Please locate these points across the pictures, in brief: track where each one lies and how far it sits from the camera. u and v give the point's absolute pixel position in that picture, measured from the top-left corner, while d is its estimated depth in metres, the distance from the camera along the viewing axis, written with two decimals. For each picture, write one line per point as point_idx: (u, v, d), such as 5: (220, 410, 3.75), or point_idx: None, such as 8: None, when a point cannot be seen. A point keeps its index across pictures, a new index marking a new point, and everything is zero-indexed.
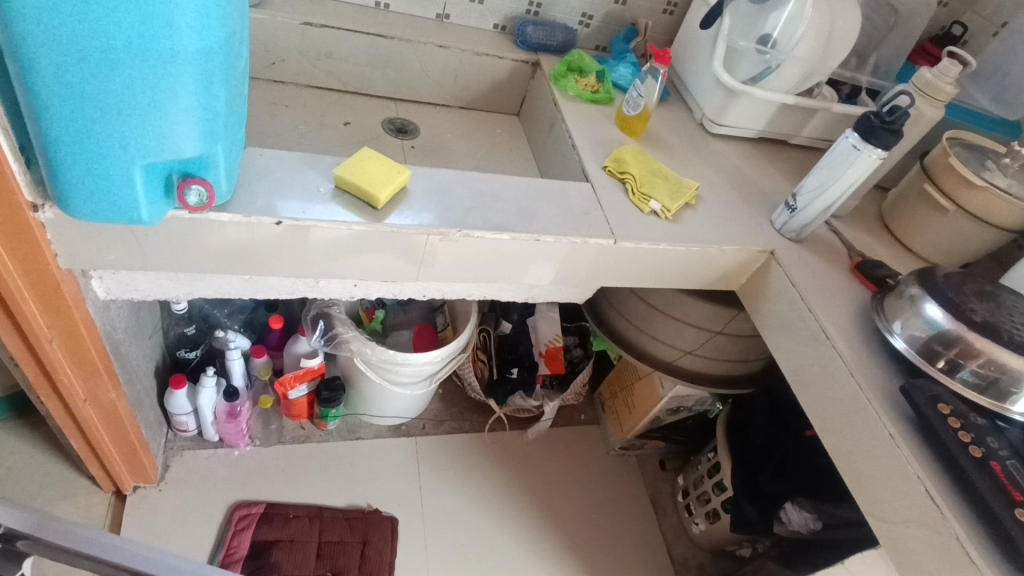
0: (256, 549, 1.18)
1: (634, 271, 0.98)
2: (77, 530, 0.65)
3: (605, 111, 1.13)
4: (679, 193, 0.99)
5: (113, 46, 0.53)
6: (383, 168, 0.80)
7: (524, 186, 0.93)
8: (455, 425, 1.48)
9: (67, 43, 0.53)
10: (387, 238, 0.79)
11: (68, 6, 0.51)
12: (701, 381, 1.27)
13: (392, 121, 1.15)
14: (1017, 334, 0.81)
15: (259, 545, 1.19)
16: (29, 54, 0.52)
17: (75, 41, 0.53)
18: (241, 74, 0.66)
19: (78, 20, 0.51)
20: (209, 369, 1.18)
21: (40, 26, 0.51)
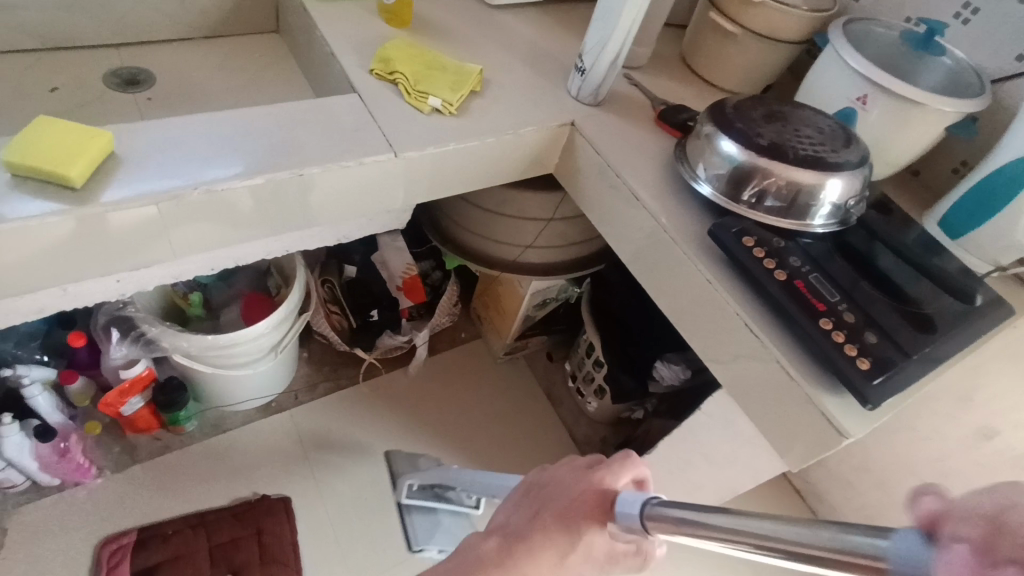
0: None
1: (435, 180, 0.89)
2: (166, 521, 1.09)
3: (364, 5, 0.99)
4: (459, 82, 0.89)
5: None
6: (70, 137, 0.65)
7: (275, 114, 0.79)
8: (330, 384, 1.40)
9: None
10: (103, 221, 0.65)
11: None
12: (552, 270, 1.25)
13: (116, 73, 0.96)
14: (804, 148, 0.80)
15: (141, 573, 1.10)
16: None
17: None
18: None
19: None
20: (6, 416, 1.01)
21: None
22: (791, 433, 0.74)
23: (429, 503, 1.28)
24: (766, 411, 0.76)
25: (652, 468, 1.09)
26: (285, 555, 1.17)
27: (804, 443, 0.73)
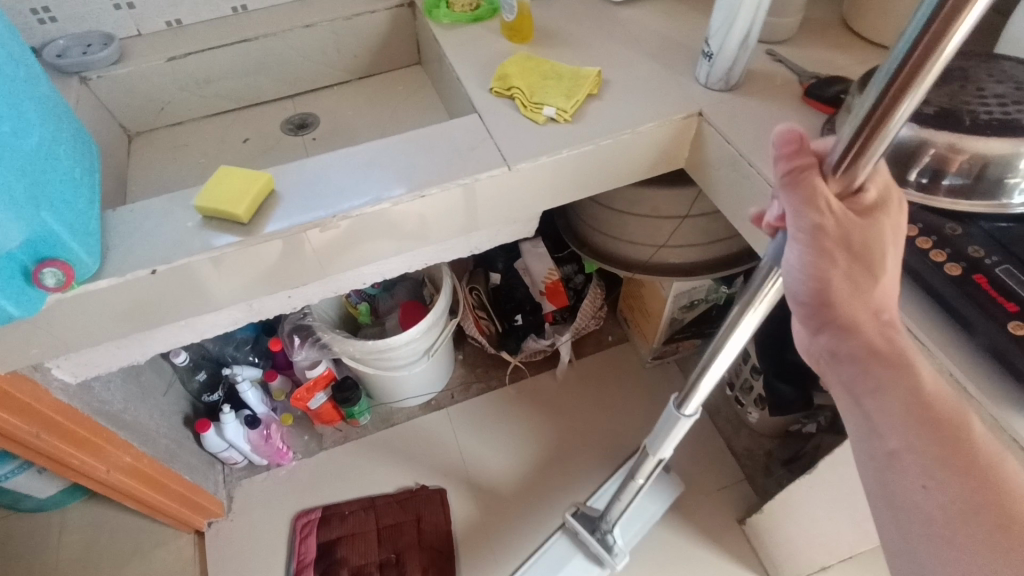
0: (324, 549, 1.27)
1: (553, 188, 0.89)
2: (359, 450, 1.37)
3: (490, 26, 1.03)
4: (575, 88, 0.89)
5: None
6: (239, 181, 0.78)
7: (402, 143, 0.86)
8: (482, 385, 1.48)
9: None
10: (264, 248, 0.77)
11: None
12: (695, 270, 1.17)
13: (290, 120, 1.12)
14: (986, 112, 0.64)
15: (325, 544, 1.28)
16: None
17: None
18: (23, 146, 0.64)
19: None
20: (225, 406, 1.24)
21: None
22: None
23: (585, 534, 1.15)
24: None
25: (815, 490, 0.96)
26: (440, 542, 1.27)
27: None
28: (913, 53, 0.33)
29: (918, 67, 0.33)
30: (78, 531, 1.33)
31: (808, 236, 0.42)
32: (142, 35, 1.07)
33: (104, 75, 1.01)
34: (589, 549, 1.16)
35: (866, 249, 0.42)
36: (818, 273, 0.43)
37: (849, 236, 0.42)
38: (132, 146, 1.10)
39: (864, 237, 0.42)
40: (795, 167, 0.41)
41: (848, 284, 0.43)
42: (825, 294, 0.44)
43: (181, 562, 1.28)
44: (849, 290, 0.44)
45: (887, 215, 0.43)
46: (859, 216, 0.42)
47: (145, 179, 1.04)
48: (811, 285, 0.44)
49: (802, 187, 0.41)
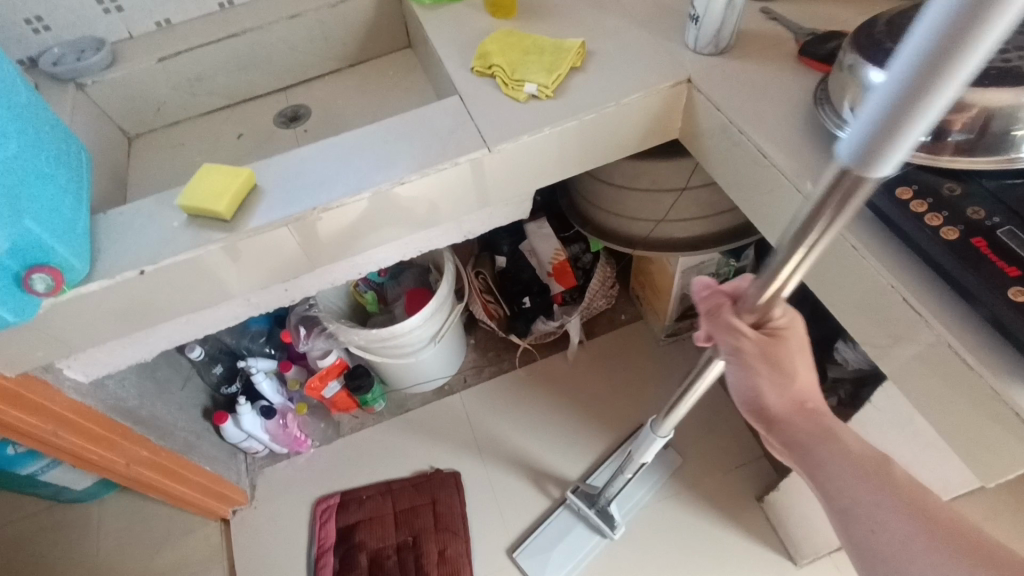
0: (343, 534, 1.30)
1: (539, 167, 0.87)
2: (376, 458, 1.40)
3: (473, 4, 1.00)
4: (556, 62, 0.85)
5: None
6: (221, 177, 0.78)
7: (382, 130, 0.85)
8: (494, 369, 1.48)
9: None
10: (248, 244, 0.78)
11: None
12: (702, 244, 1.13)
13: (282, 112, 1.12)
14: (986, 59, 0.59)
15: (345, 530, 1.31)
16: None
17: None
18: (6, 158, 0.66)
19: None
20: (241, 398, 1.28)
21: None
22: (978, 441, 0.57)
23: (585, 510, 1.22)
24: (937, 409, 0.60)
25: None
26: (456, 526, 1.28)
27: (994, 451, 0.56)
28: (873, 155, 0.27)
29: (878, 164, 0.28)
30: (115, 519, 1.39)
31: (732, 358, 0.51)
32: (134, 38, 1.08)
33: (99, 80, 1.03)
34: (590, 520, 1.24)
35: (781, 364, 0.50)
36: (747, 380, 0.52)
37: (765, 355, 0.49)
38: (133, 149, 1.12)
39: (778, 356, 0.49)
40: (711, 316, 0.51)
41: (776, 391, 0.52)
42: (764, 408, 0.53)
43: (210, 548, 1.33)
44: (783, 400, 0.52)
45: (797, 334, 0.49)
46: (770, 340, 0.49)
47: (145, 181, 1.06)
48: (747, 400, 0.54)
49: (719, 333, 0.50)
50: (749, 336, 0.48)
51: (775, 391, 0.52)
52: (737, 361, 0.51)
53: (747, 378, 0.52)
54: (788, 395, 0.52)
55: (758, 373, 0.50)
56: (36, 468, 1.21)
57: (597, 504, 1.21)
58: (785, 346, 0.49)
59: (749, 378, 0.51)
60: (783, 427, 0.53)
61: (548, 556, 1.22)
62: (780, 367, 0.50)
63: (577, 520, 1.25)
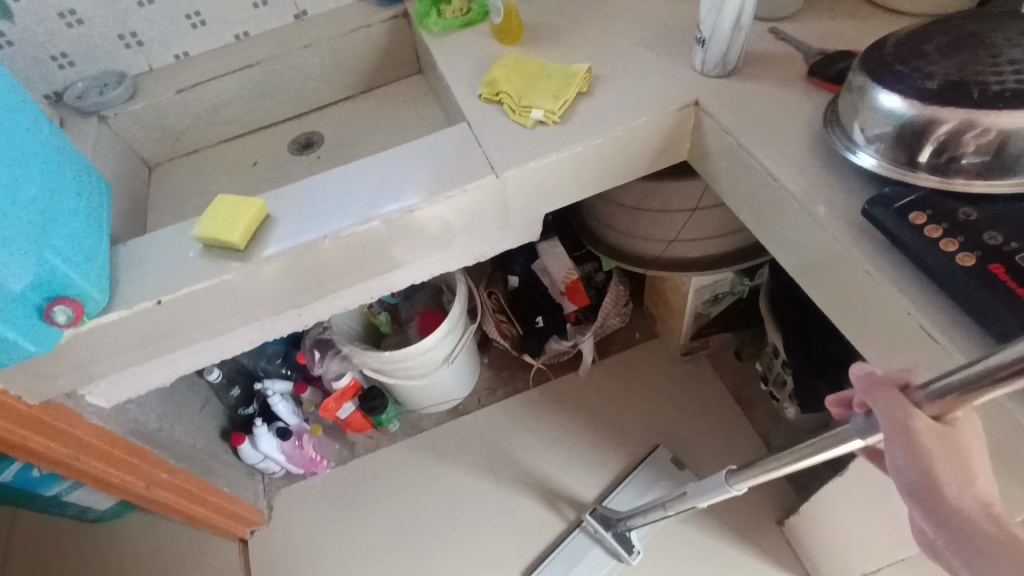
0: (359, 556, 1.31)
1: (548, 192, 0.87)
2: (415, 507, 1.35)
3: (481, 30, 1.02)
4: (563, 87, 0.86)
5: None
6: (235, 208, 0.80)
7: (393, 158, 0.86)
8: (509, 388, 1.48)
9: None
10: (261, 273, 0.79)
11: None
12: (715, 263, 1.12)
13: (297, 139, 1.15)
14: (997, 82, 0.59)
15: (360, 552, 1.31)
16: None
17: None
18: (28, 194, 0.69)
19: None
20: (258, 420, 1.29)
21: None
22: None
23: (602, 533, 1.21)
24: None
25: (848, 491, 0.91)
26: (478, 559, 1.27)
27: None
28: None
29: None
30: (136, 539, 1.42)
31: (894, 437, 0.44)
32: (154, 70, 1.12)
33: (120, 111, 1.07)
34: (607, 543, 1.22)
35: (960, 462, 0.42)
36: (918, 466, 0.42)
37: (939, 441, 0.43)
38: (153, 176, 1.16)
39: (953, 450, 0.42)
40: (874, 392, 0.47)
41: (953, 482, 0.41)
42: (925, 495, 0.41)
43: (228, 568, 1.34)
44: (962, 493, 0.41)
45: (974, 434, 0.44)
46: (946, 431, 0.43)
47: (163, 208, 1.09)
48: (907, 484, 0.43)
49: (886, 407, 0.45)
50: (923, 419, 0.43)
51: (949, 479, 0.41)
52: (901, 436, 0.43)
53: (913, 456, 0.42)
54: (967, 490, 0.41)
55: (930, 453, 0.42)
56: (60, 489, 1.23)
57: (613, 526, 1.20)
58: (963, 449, 0.43)
59: (915, 453, 0.42)
60: (945, 511, 0.40)
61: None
62: (958, 463, 0.42)
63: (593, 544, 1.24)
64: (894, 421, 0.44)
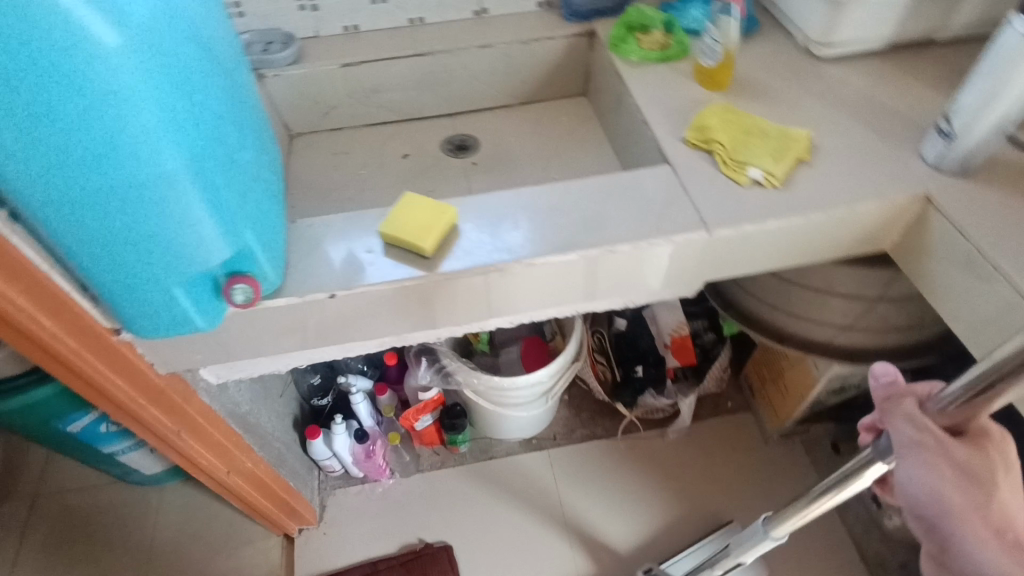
0: None
1: (745, 259, 0.81)
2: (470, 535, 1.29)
3: (679, 68, 0.96)
4: (784, 150, 0.80)
5: (108, 190, 0.50)
6: (426, 212, 0.74)
7: (591, 190, 0.80)
8: (587, 432, 1.41)
9: (72, 197, 0.50)
10: (442, 286, 0.73)
11: (61, 168, 0.48)
12: (862, 357, 1.06)
13: (450, 139, 1.09)
14: None
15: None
16: (47, 220, 0.51)
17: (54, 174, 0.48)
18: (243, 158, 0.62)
19: (67, 175, 0.48)
20: (338, 417, 1.23)
21: (43, 193, 0.49)
22: None
23: None
24: None
25: None
26: None
27: None
28: None
29: None
30: (174, 511, 1.34)
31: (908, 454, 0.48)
32: (319, 37, 1.06)
33: (281, 74, 1.01)
34: None
35: (977, 479, 0.46)
36: (932, 486, 0.46)
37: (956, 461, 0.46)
38: (292, 146, 1.09)
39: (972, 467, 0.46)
40: (890, 408, 0.52)
41: (965, 503, 0.45)
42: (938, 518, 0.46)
43: (269, 564, 1.27)
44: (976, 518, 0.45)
45: (997, 449, 0.48)
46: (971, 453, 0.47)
47: (303, 184, 1.02)
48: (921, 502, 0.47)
49: (898, 424, 0.50)
50: (936, 435, 0.47)
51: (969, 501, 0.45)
52: (914, 454, 0.48)
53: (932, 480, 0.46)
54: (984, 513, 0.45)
55: (946, 476, 0.46)
56: (118, 448, 1.15)
57: None
58: (988, 464, 0.47)
59: (934, 476, 0.46)
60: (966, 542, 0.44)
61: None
62: (978, 481, 0.46)
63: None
64: (907, 438, 0.49)
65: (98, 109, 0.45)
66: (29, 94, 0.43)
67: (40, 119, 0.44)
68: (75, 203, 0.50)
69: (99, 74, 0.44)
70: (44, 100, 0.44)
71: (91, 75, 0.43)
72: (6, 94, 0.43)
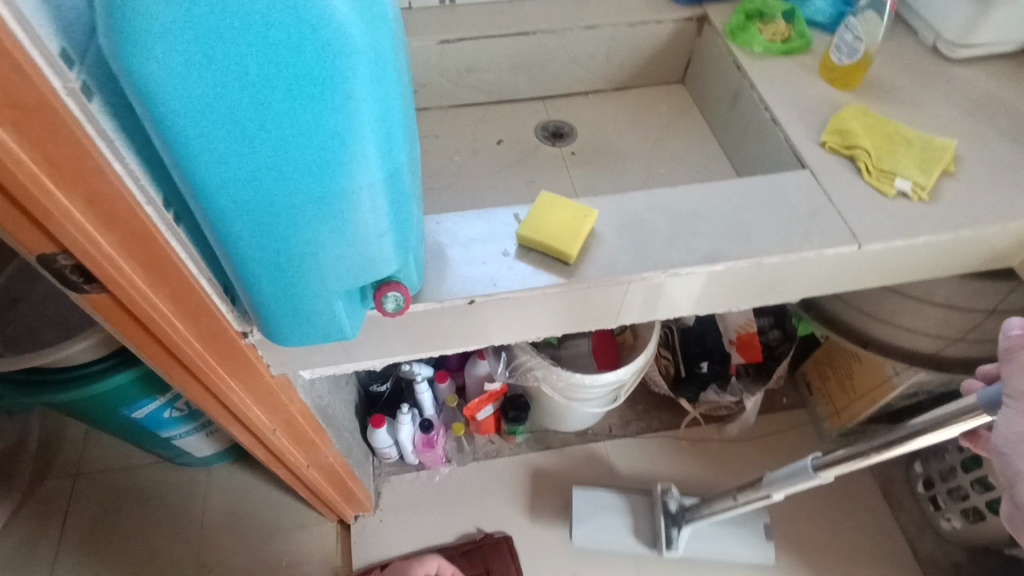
0: None
1: (880, 273, 0.78)
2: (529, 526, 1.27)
3: (803, 62, 0.91)
4: (930, 159, 0.77)
5: (302, 198, 0.46)
6: (567, 215, 0.71)
7: (730, 194, 0.76)
8: (644, 424, 1.40)
9: (263, 204, 0.45)
10: (583, 293, 0.70)
11: (263, 173, 0.43)
12: (950, 367, 1.05)
13: (545, 126, 1.03)
14: None
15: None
16: (228, 228, 0.46)
17: (254, 181, 0.44)
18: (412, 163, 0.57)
19: (265, 181, 0.44)
20: (403, 406, 1.19)
21: (233, 199, 0.44)
22: None
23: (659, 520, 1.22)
24: None
25: None
26: None
27: None
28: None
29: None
30: (223, 494, 1.29)
31: None
32: (413, 9, 0.98)
33: None
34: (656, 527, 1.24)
35: None
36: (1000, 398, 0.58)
37: None
38: None
39: None
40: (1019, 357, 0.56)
41: None
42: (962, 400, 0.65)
43: (324, 551, 1.24)
44: None
45: None
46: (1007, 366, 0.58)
47: None
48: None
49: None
50: None
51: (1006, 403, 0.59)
52: None
53: None
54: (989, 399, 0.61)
55: None
56: (177, 432, 1.10)
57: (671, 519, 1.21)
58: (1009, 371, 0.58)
59: None
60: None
61: (578, 523, 1.25)
62: None
63: (632, 513, 1.26)
64: None
65: (324, 116, 0.41)
66: (259, 97, 0.39)
67: (262, 123, 0.40)
68: (264, 212, 0.46)
69: (336, 81, 0.40)
70: (271, 102, 0.40)
71: (328, 77, 0.39)
72: (236, 96, 0.39)
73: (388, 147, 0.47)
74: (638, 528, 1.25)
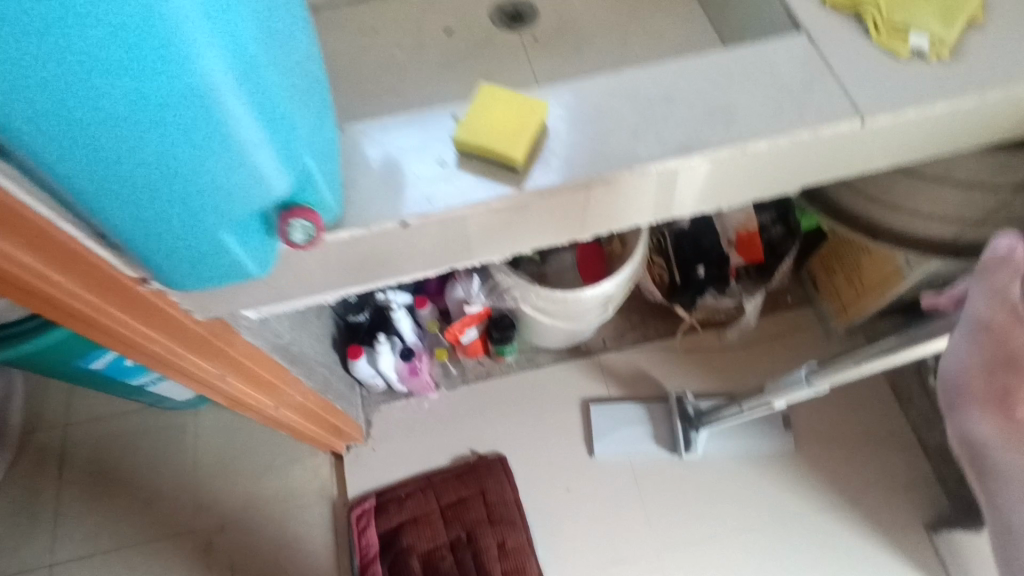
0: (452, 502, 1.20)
1: (889, 152, 0.67)
2: (524, 444, 1.26)
3: None
4: (955, 7, 0.63)
5: (132, 110, 0.36)
6: (511, 112, 0.60)
7: (709, 69, 0.63)
8: (639, 335, 1.35)
9: (84, 121, 0.36)
10: (535, 204, 0.60)
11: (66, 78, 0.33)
12: (969, 253, 0.95)
13: (501, 9, 0.89)
14: None
15: (451, 500, 1.20)
16: (51, 154, 0.37)
17: (57, 89, 0.34)
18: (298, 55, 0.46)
19: (73, 89, 0.34)
20: (380, 335, 1.13)
21: (42, 116, 0.35)
22: None
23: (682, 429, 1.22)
24: None
25: None
26: (597, 514, 1.20)
27: None
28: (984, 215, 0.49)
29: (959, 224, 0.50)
30: (214, 434, 1.28)
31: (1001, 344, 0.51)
32: None
33: None
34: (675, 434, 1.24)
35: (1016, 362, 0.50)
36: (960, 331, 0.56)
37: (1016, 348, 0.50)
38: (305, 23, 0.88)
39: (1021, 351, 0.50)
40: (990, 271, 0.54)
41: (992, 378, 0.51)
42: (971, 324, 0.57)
43: (319, 482, 1.23)
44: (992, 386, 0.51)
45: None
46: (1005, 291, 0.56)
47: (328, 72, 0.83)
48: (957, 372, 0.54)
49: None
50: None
51: None
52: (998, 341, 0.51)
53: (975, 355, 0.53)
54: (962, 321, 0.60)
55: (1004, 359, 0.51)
56: (147, 380, 1.06)
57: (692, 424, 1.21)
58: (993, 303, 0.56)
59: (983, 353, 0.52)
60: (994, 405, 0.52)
61: (600, 438, 1.24)
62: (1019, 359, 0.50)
63: (653, 421, 1.25)
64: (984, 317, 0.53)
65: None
66: None
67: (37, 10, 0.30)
68: (89, 131, 0.36)
69: None
70: None
71: None
72: None
73: (231, 32, 0.35)
74: (659, 435, 1.24)
